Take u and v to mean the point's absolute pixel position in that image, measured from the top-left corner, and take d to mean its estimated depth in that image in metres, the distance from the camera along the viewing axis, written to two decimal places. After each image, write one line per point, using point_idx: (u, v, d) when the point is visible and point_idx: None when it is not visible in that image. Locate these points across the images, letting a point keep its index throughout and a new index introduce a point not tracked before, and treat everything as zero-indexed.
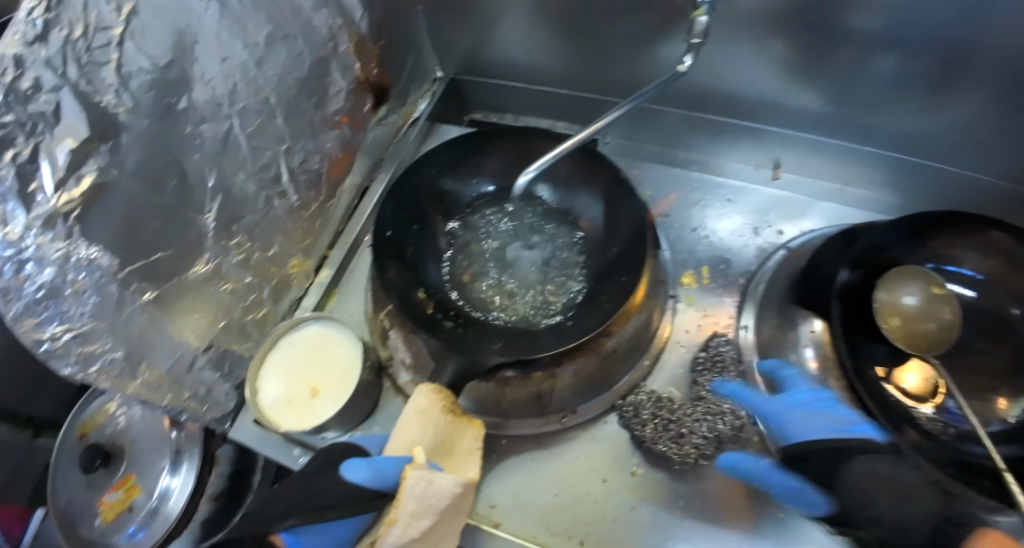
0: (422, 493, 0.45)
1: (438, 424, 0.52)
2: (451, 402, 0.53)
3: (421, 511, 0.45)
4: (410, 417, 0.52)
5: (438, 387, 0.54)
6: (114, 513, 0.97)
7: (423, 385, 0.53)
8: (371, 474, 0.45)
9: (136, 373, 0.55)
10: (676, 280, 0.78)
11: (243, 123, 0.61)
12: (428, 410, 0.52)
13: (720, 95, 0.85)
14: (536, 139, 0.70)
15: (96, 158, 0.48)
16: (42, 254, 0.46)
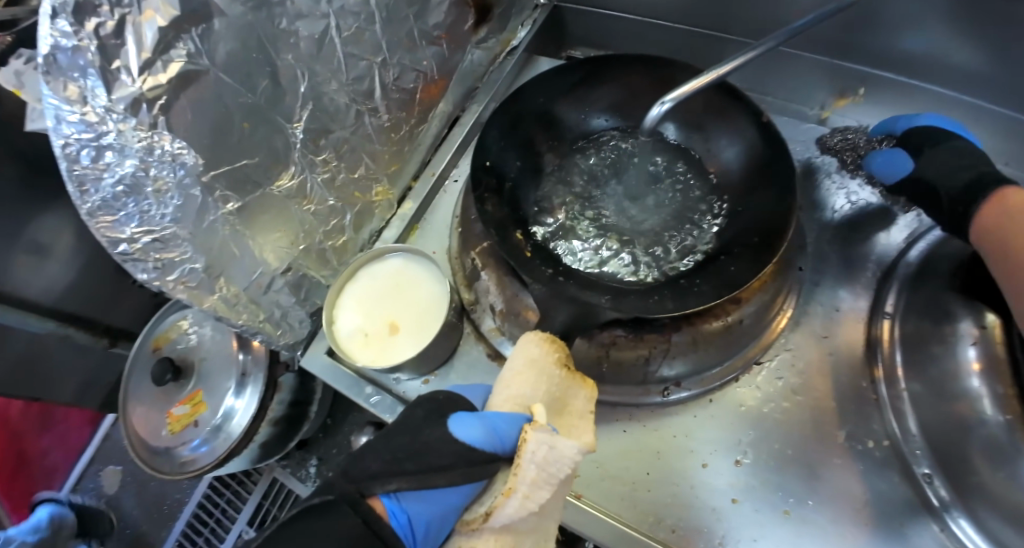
0: (543, 459, 0.38)
1: (552, 379, 0.44)
2: (565, 354, 0.44)
3: (541, 481, 0.38)
4: (520, 368, 0.44)
5: (549, 336, 0.45)
6: (181, 425, 0.98)
7: (533, 332, 0.45)
8: (487, 432, 0.40)
9: (214, 287, 0.51)
10: (809, 255, 0.69)
11: (340, 25, 0.54)
12: (539, 361, 0.44)
13: (875, 44, 0.71)
14: (661, 73, 0.61)
15: (184, 42, 0.43)
16: (123, 143, 0.42)
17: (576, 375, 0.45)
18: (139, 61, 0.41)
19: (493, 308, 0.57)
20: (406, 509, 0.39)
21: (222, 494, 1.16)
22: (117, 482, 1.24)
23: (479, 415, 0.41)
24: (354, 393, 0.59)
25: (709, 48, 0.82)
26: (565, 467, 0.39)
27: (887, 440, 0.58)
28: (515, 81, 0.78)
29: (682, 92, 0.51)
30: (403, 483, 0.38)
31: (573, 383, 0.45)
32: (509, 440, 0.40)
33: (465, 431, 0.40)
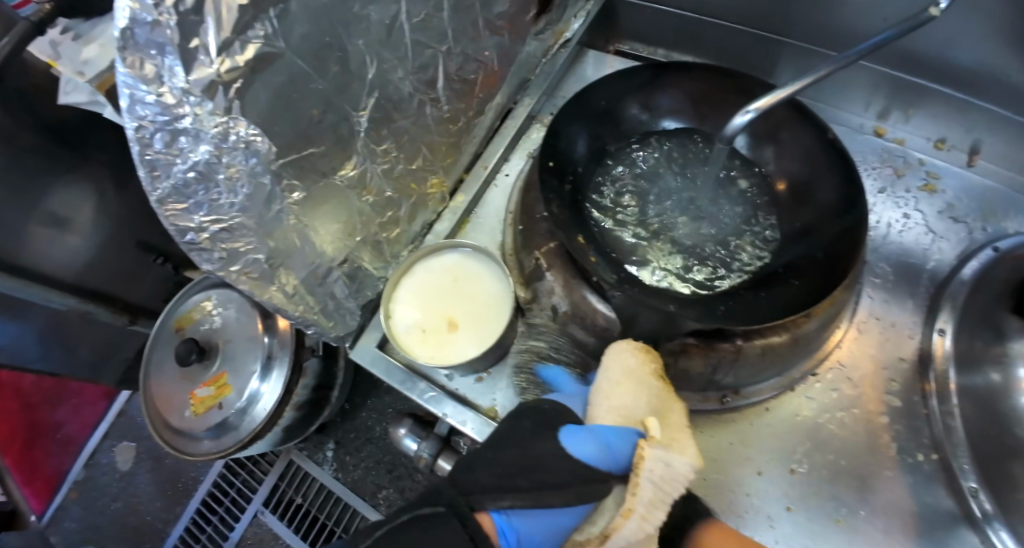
0: (659, 476, 0.42)
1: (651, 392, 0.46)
2: (661, 366, 0.46)
3: (657, 499, 0.42)
4: (620, 379, 0.46)
5: (644, 347, 0.47)
6: (204, 407, 0.97)
7: (628, 343, 0.47)
8: (601, 448, 0.43)
9: (274, 279, 0.50)
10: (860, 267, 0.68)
11: (410, 10, 0.52)
12: (639, 374, 0.46)
13: (933, 59, 0.71)
14: (729, 81, 0.60)
15: (263, 23, 0.41)
16: (200, 128, 0.39)
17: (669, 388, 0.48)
18: (218, 41, 0.38)
19: (556, 308, 0.56)
20: (517, 526, 0.43)
21: (237, 473, 1.15)
22: (131, 458, 1.22)
23: (590, 430, 0.44)
24: (407, 389, 0.59)
25: (765, 50, 0.80)
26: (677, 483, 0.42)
27: (935, 453, 0.58)
28: (566, 76, 0.77)
29: (768, 101, 0.50)
30: (517, 500, 0.41)
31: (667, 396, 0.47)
32: (623, 456, 0.43)
33: (580, 448, 0.43)
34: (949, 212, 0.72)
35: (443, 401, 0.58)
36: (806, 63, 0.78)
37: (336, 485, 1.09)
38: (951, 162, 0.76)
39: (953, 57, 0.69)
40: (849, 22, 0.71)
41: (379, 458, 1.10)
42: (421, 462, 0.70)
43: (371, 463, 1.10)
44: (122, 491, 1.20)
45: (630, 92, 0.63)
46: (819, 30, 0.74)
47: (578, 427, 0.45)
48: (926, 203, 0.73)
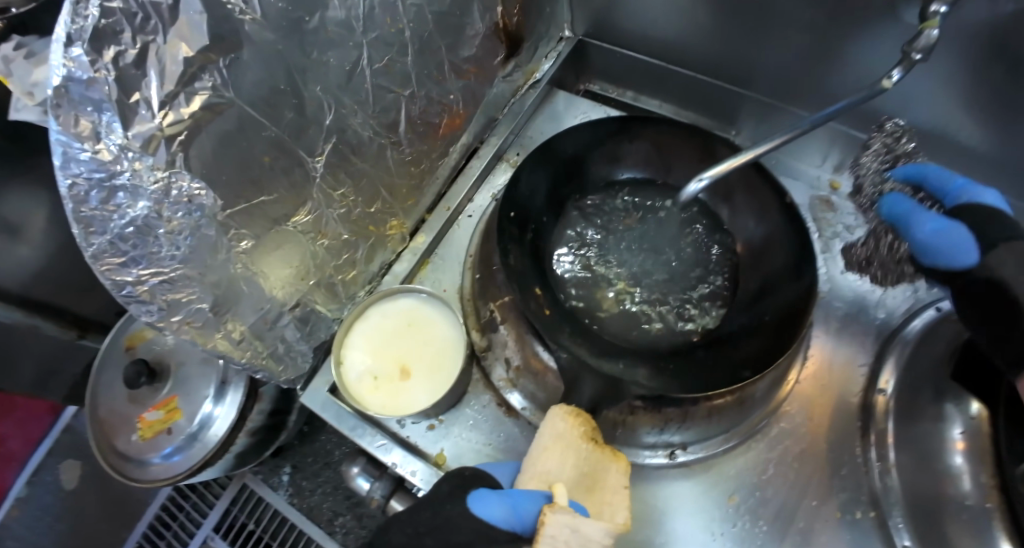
0: (566, 542, 0.40)
1: (579, 454, 0.45)
2: (591, 428, 0.45)
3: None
4: (546, 444, 0.45)
5: (574, 409, 0.46)
6: (152, 432, 0.94)
7: (557, 407, 0.46)
8: (506, 511, 0.42)
9: (219, 327, 0.49)
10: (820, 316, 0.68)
11: (372, 56, 0.51)
12: (565, 436, 0.45)
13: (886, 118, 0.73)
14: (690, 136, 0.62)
15: (210, 73, 0.40)
16: (138, 183, 0.38)
17: (606, 450, 0.46)
18: (161, 95, 0.38)
19: (509, 362, 0.57)
20: None
21: (187, 497, 1.10)
22: (77, 476, 1.17)
23: (499, 492, 0.43)
24: (359, 434, 0.58)
25: (727, 101, 0.84)
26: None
27: (873, 510, 0.58)
28: (533, 115, 0.77)
29: (721, 170, 0.51)
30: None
31: (603, 457, 0.46)
32: (529, 519, 0.41)
33: (485, 511, 0.42)
34: None
35: (394, 449, 0.57)
36: (767, 115, 0.82)
37: (291, 511, 1.06)
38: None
39: (906, 117, 0.72)
40: (809, 74, 0.75)
41: (337, 484, 1.09)
42: (374, 503, 0.68)
43: (329, 488, 1.08)
44: (66, 510, 1.14)
45: (598, 141, 0.63)
46: (780, 84, 0.78)
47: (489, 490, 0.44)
48: None
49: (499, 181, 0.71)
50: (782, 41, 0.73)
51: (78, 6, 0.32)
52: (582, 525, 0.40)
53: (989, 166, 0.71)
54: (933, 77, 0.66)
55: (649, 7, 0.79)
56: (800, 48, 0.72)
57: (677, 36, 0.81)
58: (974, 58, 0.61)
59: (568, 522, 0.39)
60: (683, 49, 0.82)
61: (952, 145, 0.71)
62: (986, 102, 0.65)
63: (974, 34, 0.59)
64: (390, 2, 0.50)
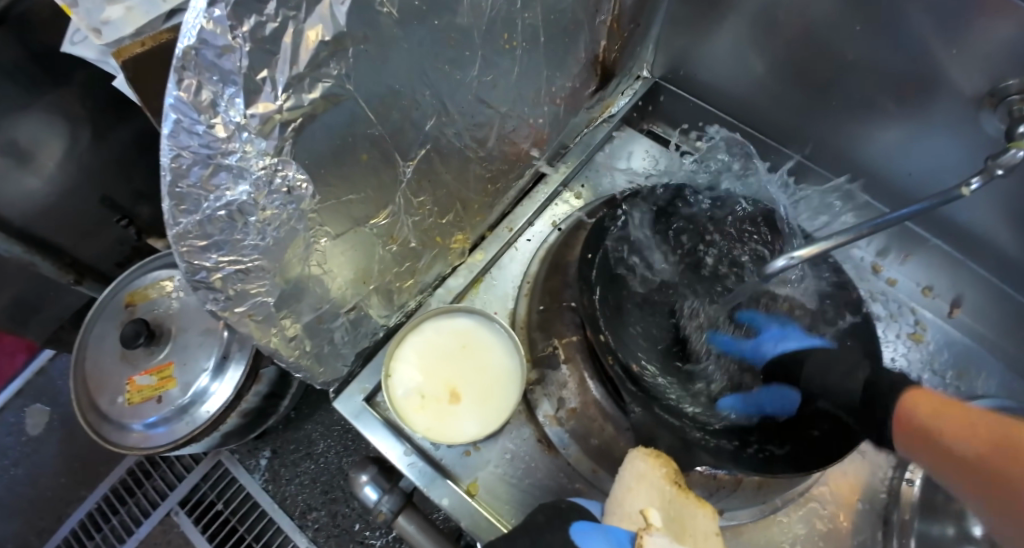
0: None
1: (663, 496, 0.42)
2: (673, 469, 0.43)
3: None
4: (630, 484, 0.42)
5: (654, 451, 0.44)
6: (141, 397, 0.88)
7: (635, 448, 0.44)
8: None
9: (276, 323, 0.46)
10: None
11: (482, 69, 0.49)
12: (647, 477, 0.43)
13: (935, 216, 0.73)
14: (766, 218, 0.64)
15: (338, 62, 0.37)
16: (244, 165, 0.35)
17: (690, 494, 0.43)
18: (287, 78, 0.35)
19: (563, 402, 0.56)
20: None
21: (157, 465, 1.04)
22: (43, 423, 1.09)
23: (600, 529, 0.40)
24: (393, 451, 0.55)
25: (790, 168, 0.84)
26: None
27: None
28: (601, 148, 0.76)
29: (812, 251, 0.51)
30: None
31: (688, 502, 0.42)
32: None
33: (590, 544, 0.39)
34: (928, 361, 0.77)
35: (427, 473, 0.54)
36: (826, 191, 0.82)
37: (263, 497, 1.01)
38: (934, 309, 0.80)
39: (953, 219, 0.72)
40: (878, 161, 0.75)
41: (316, 477, 1.03)
42: (379, 516, 0.65)
43: (306, 480, 1.02)
44: (23, 458, 1.06)
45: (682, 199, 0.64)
46: (848, 164, 0.78)
47: (589, 525, 0.41)
48: (910, 348, 0.77)
49: (560, 211, 0.70)
50: (860, 124, 0.72)
51: None
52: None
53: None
54: (994, 193, 0.65)
55: (731, 62, 0.79)
56: (874, 132, 0.72)
57: (751, 95, 0.80)
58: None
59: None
60: (752, 109, 0.82)
61: (989, 252, 0.72)
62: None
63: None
64: (512, 17, 0.48)
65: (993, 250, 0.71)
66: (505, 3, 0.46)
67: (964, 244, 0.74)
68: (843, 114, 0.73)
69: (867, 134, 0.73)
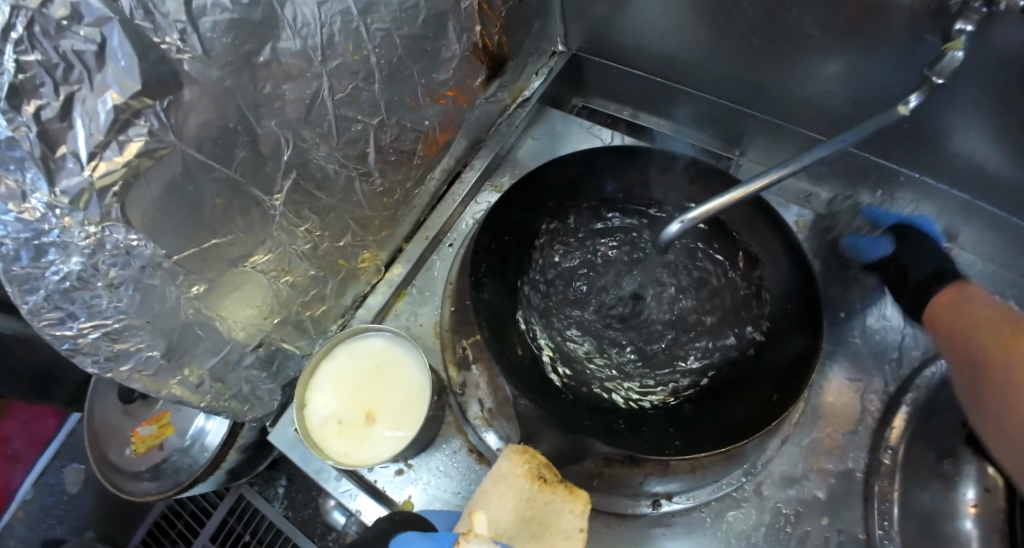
0: None
1: (524, 493, 0.38)
2: (539, 464, 0.39)
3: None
4: (486, 485, 0.38)
5: (519, 446, 0.40)
6: (145, 447, 0.93)
7: (505, 444, 0.40)
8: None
9: (175, 373, 0.47)
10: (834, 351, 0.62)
11: (334, 86, 0.49)
12: (506, 477, 0.38)
13: (908, 140, 0.64)
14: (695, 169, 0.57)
15: (146, 118, 0.37)
16: (67, 240, 0.36)
17: (559, 487, 0.39)
18: (89, 146, 0.35)
19: (482, 403, 0.55)
20: None
21: (184, 505, 1.10)
22: (79, 481, 1.16)
23: (423, 534, 0.36)
24: (326, 478, 0.55)
25: (732, 121, 0.78)
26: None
27: None
28: (524, 135, 0.74)
29: (706, 211, 0.46)
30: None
31: (555, 496, 0.39)
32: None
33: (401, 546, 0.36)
34: None
35: (359, 495, 0.54)
36: (775, 135, 0.76)
37: (285, 524, 1.06)
38: None
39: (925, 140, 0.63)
40: (821, 94, 0.68)
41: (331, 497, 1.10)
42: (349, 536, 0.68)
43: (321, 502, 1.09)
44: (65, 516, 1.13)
45: (593, 172, 0.59)
46: (791, 102, 0.71)
47: (411, 533, 0.37)
48: None
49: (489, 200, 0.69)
50: (787, 59, 0.67)
51: None
52: None
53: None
54: (962, 105, 0.57)
55: (642, 20, 0.74)
56: (806, 65, 0.66)
57: (676, 48, 0.75)
58: (1010, 86, 0.52)
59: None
60: (679, 64, 0.77)
61: (978, 172, 0.62)
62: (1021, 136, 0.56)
63: (1006, 63, 0.51)
64: (352, 28, 0.48)
65: (982, 171, 0.62)
66: (337, 15, 0.46)
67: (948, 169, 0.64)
68: (768, 49, 0.67)
69: (794, 66, 0.67)
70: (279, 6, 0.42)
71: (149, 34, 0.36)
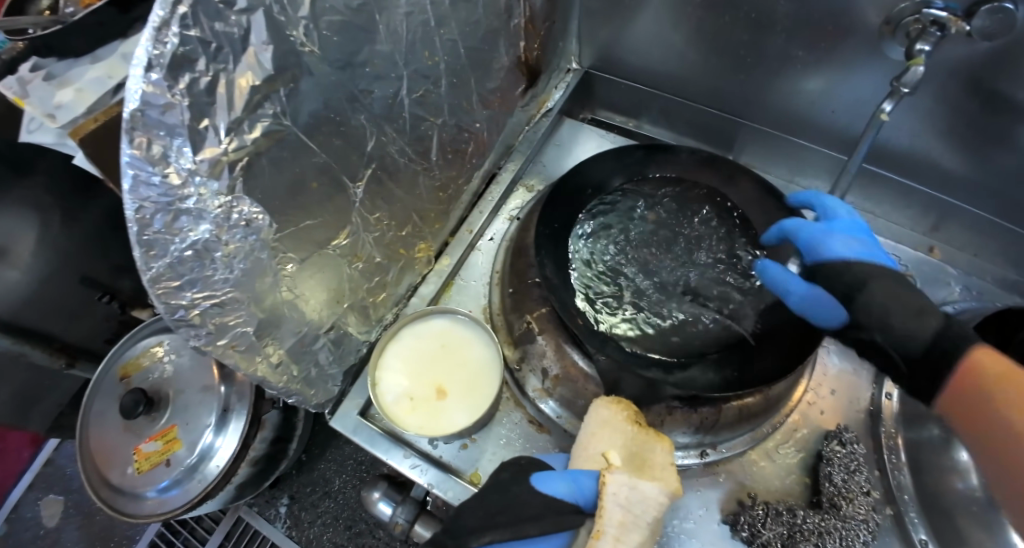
0: (627, 500, 0.41)
1: (625, 436, 0.43)
2: (634, 411, 0.44)
3: (629, 522, 0.41)
4: (592, 429, 0.44)
5: (614, 396, 0.45)
6: (149, 464, 0.89)
7: (598, 397, 0.46)
8: (566, 488, 0.42)
9: (260, 351, 0.49)
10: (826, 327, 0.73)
11: (411, 86, 0.54)
12: (611, 423, 0.44)
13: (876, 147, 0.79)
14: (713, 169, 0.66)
15: (272, 102, 0.42)
16: (202, 207, 0.39)
17: (650, 431, 0.44)
18: (228, 121, 0.39)
19: (546, 372, 0.57)
20: None
21: (178, 532, 1.02)
22: (59, 512, 1.05)
23: (563, 479, 0.42)
24: (392, 456, 0.57)
25: (727, 130, 0.88)
26: (651, 508, 0.41)
27: (889, 508, 0.59)
28: (547, 141, 0.80)
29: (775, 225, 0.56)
30: (496, 535, 0.40)
31: (648, 439, 0.43)
32: (590, 492, 0.42)
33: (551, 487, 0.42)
34: None
35: (429, 471, 0.56)
36: (765, 142, 0.86)
37: (290, 544, 0.99)
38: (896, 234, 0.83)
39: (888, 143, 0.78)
40: (805, 107, 0.79)
41: (338, 514, 1.02)
42: (397, 528, 0.67)
43: (329, 519, 1.01)
44: None
45: (626, 168, 0.67)
46: (780, 114, 0.82)
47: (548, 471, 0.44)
48: None
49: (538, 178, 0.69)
50: (776, 76, 0.77)
51: (162, 35, 0.33)
52: (641, 483, 0.40)
53: (982, 192, 0.76)
54: (920, 111, 0.72)
55: (649, 46, 0.84)
56: (792, 81, 0.77)
57: (677, 69, 0.85)
58: (954, 91, 0.68)
59: (627, 480, 0.40)
60: (682, 82, 0.86)
61: (937, 171, 0.77)
62: (962, 131, 0.71)
63: (951, 73, 0.66)
64: (428, 35, 0.53)
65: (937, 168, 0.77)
66: (419, 25, 0.51)
67: (909, 167, 0.79)
68: (756, 69, 0.78)
69: (781, 83, 0.78)
70: (378, 13, 0.47)
71: (282, 26, 0.40)
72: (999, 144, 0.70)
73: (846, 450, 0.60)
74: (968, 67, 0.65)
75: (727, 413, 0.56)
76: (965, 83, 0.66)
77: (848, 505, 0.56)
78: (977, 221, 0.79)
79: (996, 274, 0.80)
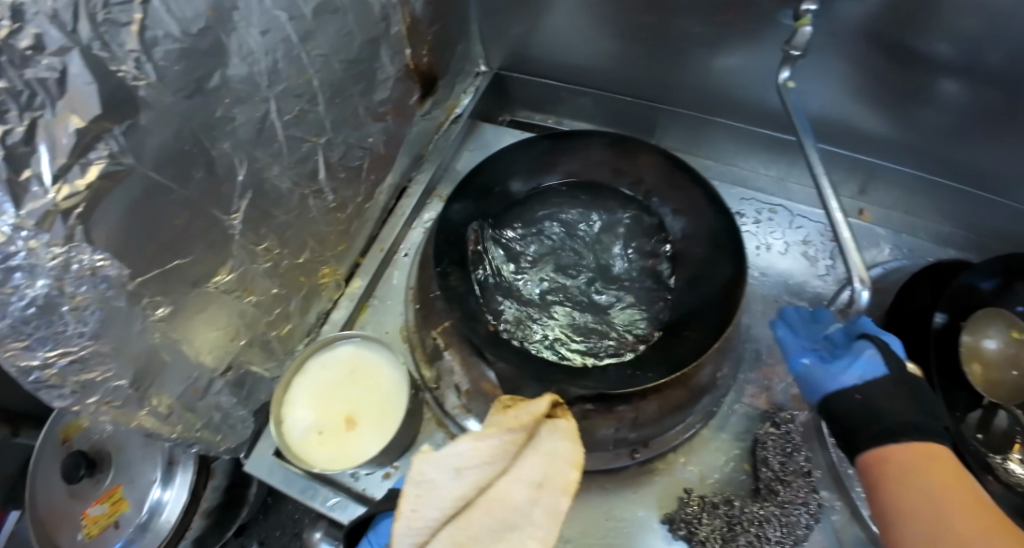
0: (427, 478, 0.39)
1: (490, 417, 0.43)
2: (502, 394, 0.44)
3: (423, 494, 0.38)
4: None
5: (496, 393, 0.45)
6: (98, 530, 0.76)
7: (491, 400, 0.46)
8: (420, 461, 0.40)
9: (143, 402, 0.46)
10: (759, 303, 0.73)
11: (281, 108, 0.52)
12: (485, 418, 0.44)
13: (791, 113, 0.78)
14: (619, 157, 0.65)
15: (106, 142, 0.38)
16: (35, 262, 0.36)
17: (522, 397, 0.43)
18: (54, 168, 0.35)
19: (459, 387, 0.55)
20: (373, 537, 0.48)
21: None
22: None
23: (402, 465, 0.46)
24: (311, 496, 0.54)
25: (646, 115, 0.86)
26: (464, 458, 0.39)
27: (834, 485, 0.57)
28: (461, 148, 0.79)
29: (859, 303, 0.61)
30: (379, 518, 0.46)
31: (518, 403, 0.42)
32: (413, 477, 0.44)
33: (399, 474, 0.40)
34: None
35: (351, 506, 0.54)
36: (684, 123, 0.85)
37: None
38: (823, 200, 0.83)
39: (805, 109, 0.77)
40: (715, 83, 0.78)
41: None
42: None
43: None
44: None
45: (534, 165, 0.66)
46: (694, 92, 0.81)
47: None
48: None
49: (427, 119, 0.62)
50: (680, 56, 0.77)
51: None
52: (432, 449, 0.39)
53: (907, 151, 0.75)
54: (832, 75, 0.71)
55: (555, 40, 0.83)
56: (697, 59, 0.76)
57: (585, 58, 0.84)
58: (860, 50, 0.67)
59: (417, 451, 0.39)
60: (593, 72, 0.85)
61: (859, 133, 0.76)
62: (878, 92, 0.71)
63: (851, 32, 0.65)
64: (294, 55, 0.51)
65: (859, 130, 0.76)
66: (279, 43, 0.49)
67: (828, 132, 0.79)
68: (662, 51, 0.77)
69: (688, 62, 0.77)
70: (225, 35, 0.45)
71: (106, 62, 0.37)
72: (919, 101, 0.69)
73: (780, 431, 0.58)
74: (866, 24, 0.64)
75: (648, 409, 0.54)
76: (874, 40, 0.65)
77: (785, 489, 0.55)
78: (904, 176, 0.78)
79: (939, 229, 0.79)
